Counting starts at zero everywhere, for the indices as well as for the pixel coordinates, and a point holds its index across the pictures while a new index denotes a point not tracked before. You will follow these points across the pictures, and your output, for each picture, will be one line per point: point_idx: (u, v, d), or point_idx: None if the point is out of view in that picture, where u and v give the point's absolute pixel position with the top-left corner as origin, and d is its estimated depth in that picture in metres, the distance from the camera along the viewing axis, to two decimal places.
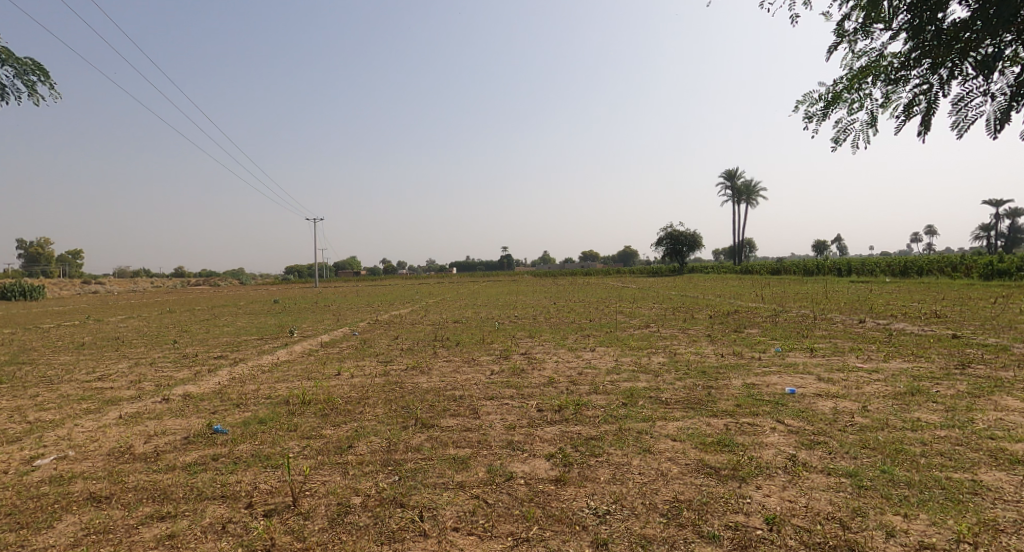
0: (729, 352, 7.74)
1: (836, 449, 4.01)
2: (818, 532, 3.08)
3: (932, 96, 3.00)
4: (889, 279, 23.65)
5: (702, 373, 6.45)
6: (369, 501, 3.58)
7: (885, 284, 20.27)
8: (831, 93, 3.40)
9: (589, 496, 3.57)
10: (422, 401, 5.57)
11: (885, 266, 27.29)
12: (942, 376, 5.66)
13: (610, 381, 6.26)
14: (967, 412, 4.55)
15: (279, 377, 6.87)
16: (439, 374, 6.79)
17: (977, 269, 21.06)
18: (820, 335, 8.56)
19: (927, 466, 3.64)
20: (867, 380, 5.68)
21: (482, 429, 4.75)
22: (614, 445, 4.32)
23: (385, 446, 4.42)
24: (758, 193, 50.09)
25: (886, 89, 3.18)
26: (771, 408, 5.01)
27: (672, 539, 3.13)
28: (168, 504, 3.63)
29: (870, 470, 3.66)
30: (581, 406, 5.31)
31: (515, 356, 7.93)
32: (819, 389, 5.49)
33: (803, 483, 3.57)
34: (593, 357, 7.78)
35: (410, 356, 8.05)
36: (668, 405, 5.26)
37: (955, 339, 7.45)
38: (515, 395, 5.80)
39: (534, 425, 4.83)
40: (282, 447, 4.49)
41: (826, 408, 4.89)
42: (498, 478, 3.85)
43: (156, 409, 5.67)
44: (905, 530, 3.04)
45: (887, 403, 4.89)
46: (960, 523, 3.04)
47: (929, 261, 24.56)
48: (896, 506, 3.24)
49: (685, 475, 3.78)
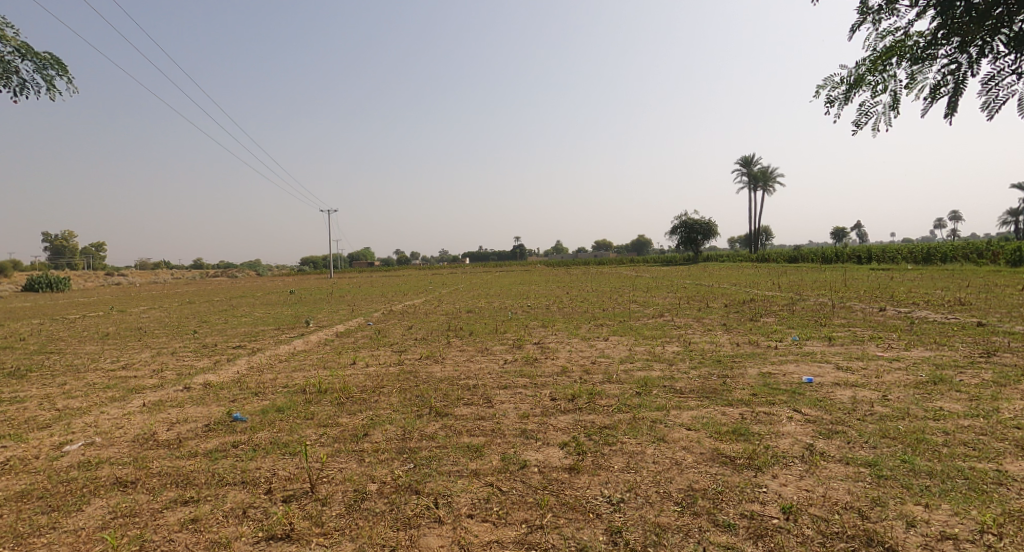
0: (744, 340, 7.68)
1: (855, 439, 3.95)
2: (836, 521, 3.04)
3: (960, 76, 2.91)
4: (908, 266, 23.18)
5: (717, 362, 6.40)
6: (385, 488, 3.61)
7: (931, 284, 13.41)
8: (853, 76, 3.31)
9: (603, 484, 3.57)
10: (436, 390, 5.59)
11: (908, 253, 26.85)
12: (965, 364, 5.54)
13: (624, 370, 6.24)
14: (992, 401, 4.45)
15: (296, 366, 6.97)
16: (452, 363, 6.83)
17: (1004, 255, 20.59)
18: (839, 323, 8.44)
19: (949, 456, 3.57)
20: (888, 369, 5.58)
21: (495, 418, 4.76)
22: (628, 434, 4.30)
23: (400, 434, 4.45)
24: (775, 179, 49.18)
25: (912, 69, 3.08)
26: (788, 397, 4.95)
27: (686, 527, 3.12)
28: (191, 488, 3.69)
29: (890, 460, 3.60)
30: (595, 395, 5.31)
31: (528, 345, 7.95)
32: (837, 378, 5.42)
33: (821, 473, 3.53)
34: (606, 346, 7.76)
35: (425, 345, 8.11)
36: (682, 394, 5.23)
37: (979, 326, 7.30)
38: (528, 383, 5.81)
39: (547, 414, 4.83)
40: (300, 435, 4.54)
41: (844, 397, 4.82)
42: (513, 466, 3.86)
43: (177, 397, 5.76)
44: (926, 521, 2.98)
45: (909, 392, 4.80)
46: (984, 513, 2.99)
47: (953, 248, 24.17)
48: (917, 496, 3.18)
49: (700, 464, 3.76)
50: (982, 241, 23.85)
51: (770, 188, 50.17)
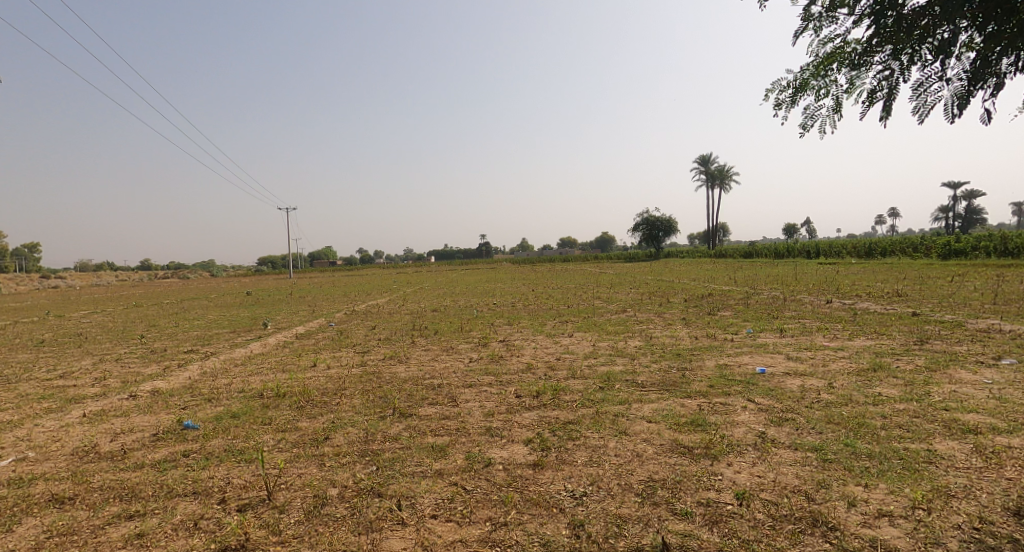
0: (702, 334, 7.93)
1: (803, 425, 4.15)
2: (785, 504, 3.19)
3: (893, 82, 3.09)
4: (851, 260, 24.36)
5: (677, 355, 6.60)
6: (346, 492, 3.59)
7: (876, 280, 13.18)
8: (798, 80, 3.48)
9: (567, 479, 3.64)
10: (400, 391, 5.57)
11: (851, 248, 28.20)
12: (902, 351, 5.89)
13: (588, 366, 6.36)
14: (924, 385, 4.75)
15: (252, 370, 6.81)
16: (417, 363, 6.80)
17: (935, 249, 21.96)
18: (789, 315, 8.81)
19: (887, 439, 3.79)
20: (833, 358, 5.88)
21: (460, 417, 4.78)
22: (591, 429, 4.39)
23: (362, 437, 4.42)
24: (731, 177, 50.49)
25: (851, 74, 3.26)
26: (742, 387, 5.16)
27: (646, 517, 3.22)
28: (136, 502, 3.58)
29: (834, 444, 3.79)
30: (559, 390, 5.39)
31: (494, 343, 7.98)
32: (788, 368, 5.67)
33: (772, 459, 3.69)
34: (571, 342, 7.88)
35: (388, 346, 8.04)
36: (644, 387, 5.37)
37: (914, 316, 7.76)
38: (494, 381, 5.85)
39: (512, 411, 4.88)
40: (256, 441, 4.45)
41: (794, 386, 5.04)
42: (477, 464, 3.89)
43: (122, 406, 5.56)
44: (865, 500, 3.16)
45: (851, 379, 5.06)
46: (915, 490, 3.19)
47: (892, 243, 25.53)
48: (858, 477, 3.37)
49: (660, 455, 3.87)
50: (917, 235, 25.25)
51: (727, 184, 51.52)
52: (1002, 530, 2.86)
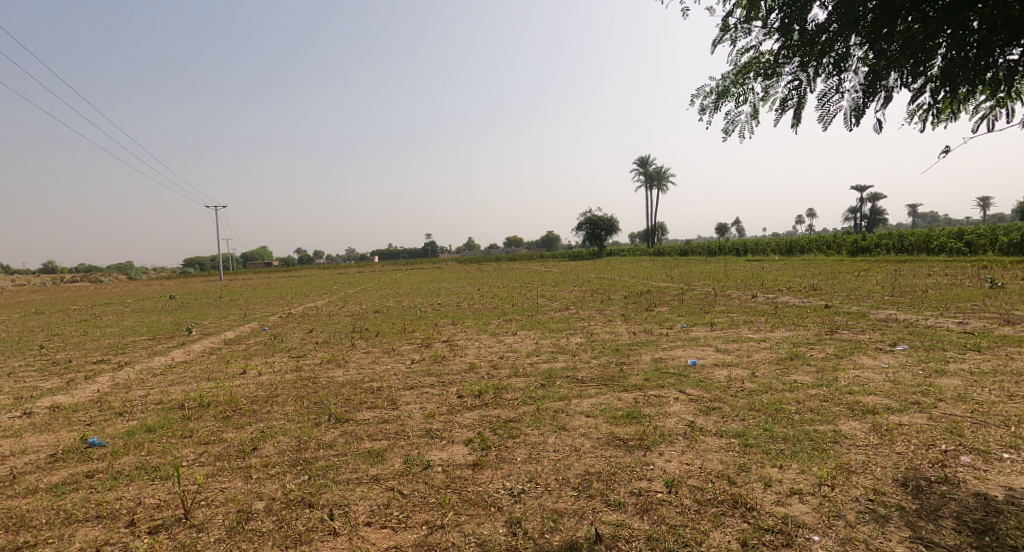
0: (640, 329, 8.20)
1: (728, 413, 4.38)
2: (709, 489, 3.37)
3: (802, 92, 3.32)
4: (774, 257, 25.89)
5: (616, 350, 6.80)
6: (274, 504, 3.49)
7: (795, 275, 14.11)
8: (720, 87, 3.67)
9: (505, 477, 3.68)
10: (337, 395, 5.45)
11: (775, 245, 29.94)
12: (816, 341, 6.33)
13: (530, 363, 6.44)
14: (833, 371, 5.14)
15: (173, 380, 6.46)
16: (356, 366, 6.67)
17: (844, 246, 23.75)
18: (719, 309, 9.27)
19: (800, 422, 4.06)
20: (756, 348, 6.24)
21: (399, 420, 4.73)
22: (531, 426, 4.46)
23: (294, 445, 4.30)
24: (668, 178, 52.27)
25: (765, 83, 3.48)
26: (675, 379, 5.38)
27: (581, 510, 3.30)
28: (26, 532, 3.35)
29: (755, 429, 4.03)
30: (501, 389, 5.44)
31: (436, 343, 7.94)
32: (716, 359, 5.97)
33: (699, 446, 3.87)
34: (514, 341, 7.95)
35: (325, 349, 7.83)
36: (584, 383, 5.50)
37: (827, 307, 8.36)
38: (435, 382, 5.83)
39: (453, 412, 4.88)
40: (174, 455, 4.24)
41: (721, 376, 5.32)
42: (415, 468, 3.87)
43: (15, 425, 5.14)
44: (780, 480, 3.38)
45: (772, 368, 5.40)
46: (822, 468, 3.44)
47: (810, 241, 27.33)
48: (774, 459, 3.59)
49: (597, 449, 3.98)
50: (832, 234, 27.14)
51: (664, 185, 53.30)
52: (892, 499, 3.13)
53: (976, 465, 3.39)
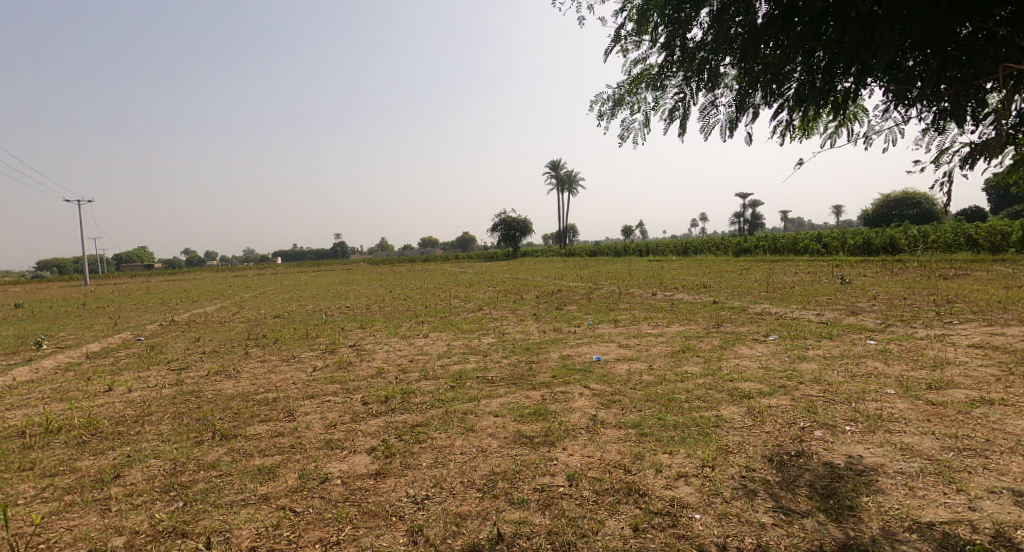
0: (549, 328, 8.39)
1: (627, 405, 4.59)
2: (606, 479, 3.51)
3: (687, 104, 3.54)
4: (673, 258, 27.59)
5: (526, 349, 6.91)
6: (136, 539, 3.21)
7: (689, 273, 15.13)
8: (616, 95, 3.85)
9: (409, 484, 3.62)
10: (225, 410, 5.09)
11: (674, 246, 31.91)
12: (705, 334, 6.81)
13: (441, 366, 6.38)
14: (718, 361, 5.56)
15: (15, 403, 5.71)
16: (250, 377, 6.26)
17: (730, 248, 25.86)
18: (623, 307, 9.71)
19: (689, 409, 4.34)
20: (654, 343, 6.61)
21: (296, 432, 4.51)
22: (439, 429, 4.42)
23: (169, 469, 3.97)
24: (579, 182, 53.97)
25: (655, 94, 3.68)
26: (581, 375, 5.56)
27: (485, 511, 3.32)
28: None
29: (650, 418, 4.25)
30: (409, 393, 5.34)
31: (341, 349, 7.65)
32: (619, 354, 6.24)
33: (600, 439, 4.02)
34: (425, 343, 7.84)
35: (214, 360, 7.28)
36: (493, 383, 5.54)
37: (716, 303, 9.02)
38: (339, 389, 5.61)
39: (357, 420, 4.72)
40: (10, 492, 3.77)
41: (622, 370, 5.56)
42: (311, 482, 3.70)
43: None
44: (669, 465, 3.59)
45: (666, 360, 5.74)
46: (704, 452, 3.70)
47: (702, 242, 29.42)
48: (665, 446, 3.81)
49: (503, 448, 4.02)
50: (722, 236, 29.40)
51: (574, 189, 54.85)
52: (759, 474, 3.42)
53: (825, 438, 3.79)
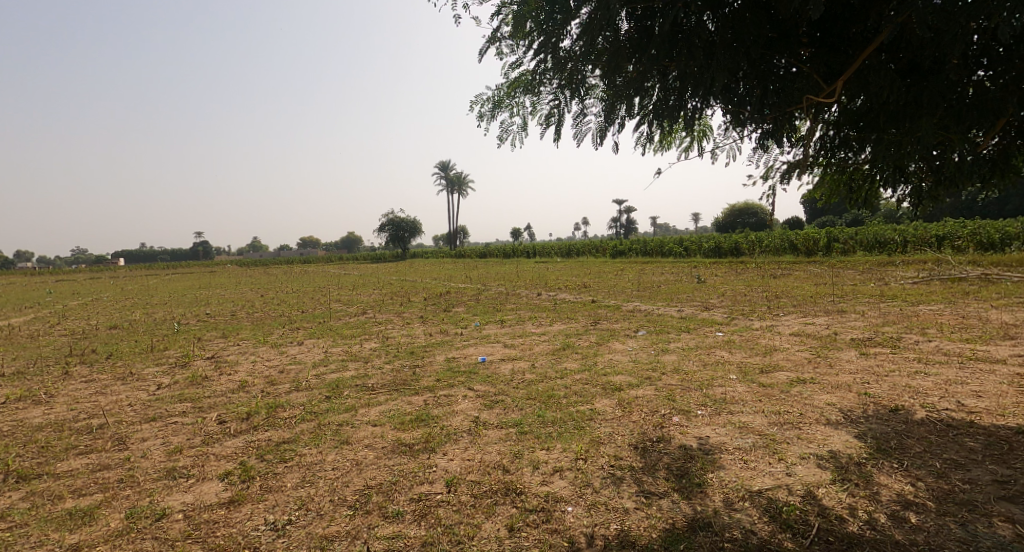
0: (435, 330, 8.16)
1: (509, 404, 4.52)
2: (485, 481, 3.39)
3: (562, 110, 3.54)
4: (557, 260, 28.51)
5: (410, 353, 6.63)
6: None
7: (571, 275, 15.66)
8: (495, 97, 3.75)
9: (268, 510, 3.23)
10: (29, 445, 4.25)
11: (558, 249, 33.02)
12: (585, 331, 6.99)
13: (316, 375, 5.90)
14: (593, 356, 5.71)
15: None
16: (72, 401, 5.32)
17: (607, 250, 27.30)
18: (509, 307, 9.74)
19: (567, 405, 4.37)
20: (537, 342, 6.65)
21: (129, 463, 3.88)
22: (309, 445, 4.03)
23: None
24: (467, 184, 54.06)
25: (532, 99, 3.63)
26: (465, 377, 5.42)
27: (355, 529, 3.04)
28: None
29: (530, 416, 4.21)
30: (276, 408, 4.85)
31: (198, 362, 6.82)
32: (504, 354, 6.19)
33: (481, 440, 3.90)
34: (299, 351, 7.24)
35: (25, 383, 6.11)
36: (373, 390, 5.21)
37: (594, 302, 9.36)
38: (190, 409, 4.95)
39: (211, 442, 4.18)
40: None
41: (506, 370, 5.50)
42: (143, 521, 3.17)
43: None
44: (546, 461, 3.55)
45: (549, 358, 5.78)
46: (577, 445, 3.72)
47: (584, 244, 30.76)
48: (544, 442, 3.78)
49: (380, 459, 3.75)
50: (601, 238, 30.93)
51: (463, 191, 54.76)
52: (626, 461, 3.50)
53: (680, 422, 3.99)
